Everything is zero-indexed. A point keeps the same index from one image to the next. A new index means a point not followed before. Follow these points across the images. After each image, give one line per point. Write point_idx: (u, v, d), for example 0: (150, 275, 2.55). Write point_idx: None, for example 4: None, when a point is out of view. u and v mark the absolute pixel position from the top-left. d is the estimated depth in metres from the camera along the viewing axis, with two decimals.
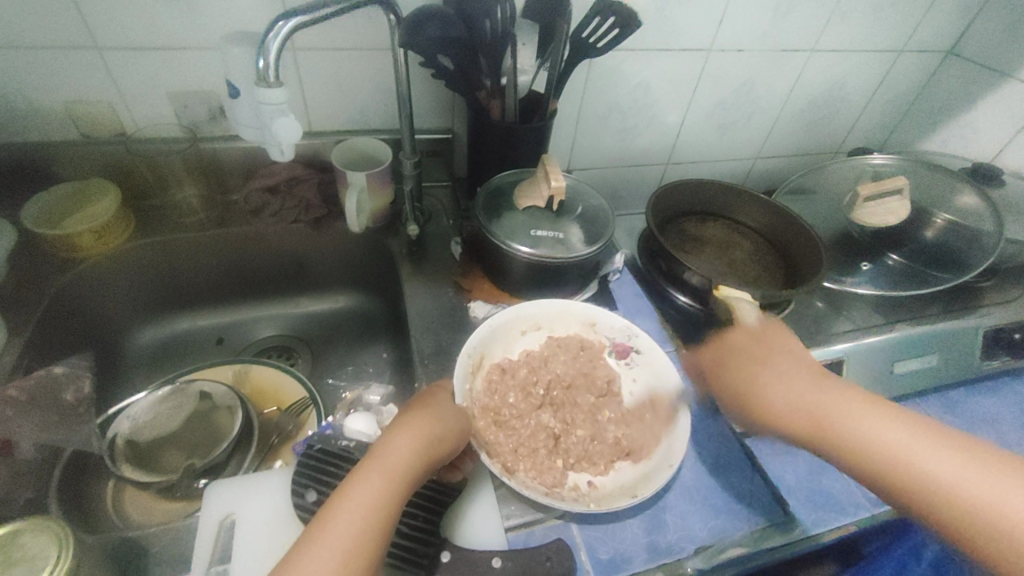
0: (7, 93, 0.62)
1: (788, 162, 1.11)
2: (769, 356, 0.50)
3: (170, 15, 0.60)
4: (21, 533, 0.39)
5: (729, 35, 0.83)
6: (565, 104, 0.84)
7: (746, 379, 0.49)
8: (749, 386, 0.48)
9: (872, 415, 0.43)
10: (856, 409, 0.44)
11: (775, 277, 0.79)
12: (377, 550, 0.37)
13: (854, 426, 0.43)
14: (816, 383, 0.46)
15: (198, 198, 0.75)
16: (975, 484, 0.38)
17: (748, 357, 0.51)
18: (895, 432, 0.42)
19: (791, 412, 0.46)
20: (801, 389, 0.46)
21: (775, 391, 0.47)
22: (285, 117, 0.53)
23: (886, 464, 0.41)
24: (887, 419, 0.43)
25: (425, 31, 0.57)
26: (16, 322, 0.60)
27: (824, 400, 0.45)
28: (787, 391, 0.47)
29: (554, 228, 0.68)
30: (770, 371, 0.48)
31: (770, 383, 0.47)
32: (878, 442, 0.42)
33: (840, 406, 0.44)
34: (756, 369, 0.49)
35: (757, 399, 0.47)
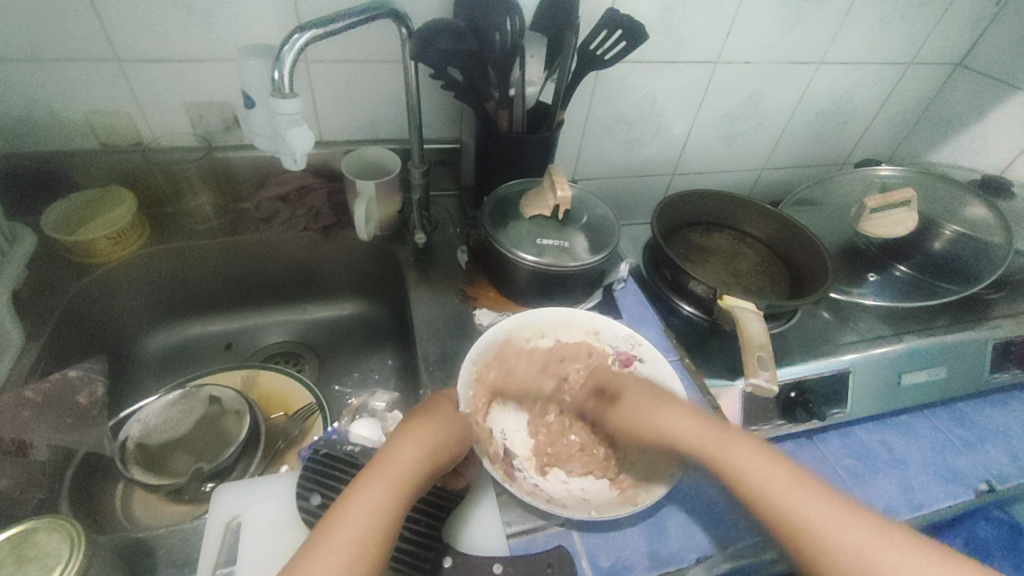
0: (31, 104, 0.64)
1: (795, 173, 1.11)
2: (660, 397, 0.55)
3: (189, 29, 0.62)
4: (37, 530, 0.40)
5: (734, 48, 0.84)
6: (571, 115, 0.85)
7: (641, 412, 0.54)
8: (646, 422, 0.53)
9: (740, 447, 0.48)
10: (732, 444, 0.49)
11: (781, 288, 0.79)
12: (382, 556, 0.37)
13: (728, 463, 0.48)
14: (704, 422, 0.51)
15: (210, 207, 0.76)
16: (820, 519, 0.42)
17: (644, 391, 0.56)
18: (757, 469, 0.46)
19: (681, 441, 0.51)
20: (690, 423, 0.51)
21: (664, 423, 0.52)
22: (298, 127, 0.54)
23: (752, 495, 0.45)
24: (755, 455, 0.47)
25: (437, 45, 0.58)
26: (32, 326, 0.61)
27: (780, 476, 0.45)
28: (679, 426, 0.52)
29: (559, 238, 0.68)
30: (663, 405, 0.54)
31: (658, 415, 0.53)
32: (744, 478, 0.46)
33: (718, 441, 0.49)
34: (653, 403, 0.54)
35: (646, 429, 0.53)
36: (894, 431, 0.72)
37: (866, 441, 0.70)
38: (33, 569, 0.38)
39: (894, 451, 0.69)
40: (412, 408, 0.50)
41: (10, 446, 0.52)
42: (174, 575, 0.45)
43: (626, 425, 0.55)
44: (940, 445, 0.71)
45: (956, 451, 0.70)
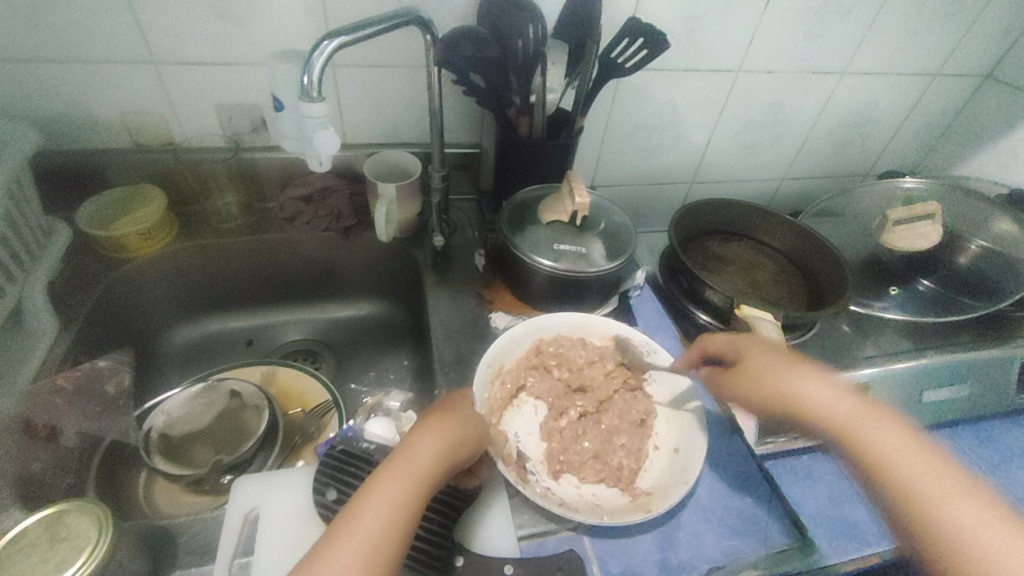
0: (71, 103, 0.67)
1: (815, 184, 1.10)
2: (798, 364, 0.51)
3: (222, 33, 0.64)
4: (67, 512, 0.41)
5: (757, 57, 0.83)
6: (591, 122, 0.86)
7: (774, 374, 0.51)
8: (775, 381, 0.50)
9: (885, 430, 0.45)
10: (875, 424, 0.45)
11: (799, 299, 0.79)
12: (400, 547, 0.38)
13: (868, 439, 0.44)
14: (847, 397, 0.48)
15: (237, 205, 0.78)
16: (978, 523, 0.38)
17: (774, 355, 0.52)
18: (899, 455, 0.43)
19: (812, 413, 0.48)
20: (828, 394, 0.48)
21: (799, 388, 0.49)
22: (325, 130, 0.56)
23: (894, 481, 0.42)
24: (901, 442, 0.43)
25: (461, 51, 0.59)
26: (65, 317, 0.64)
27: (911, 459, 0.42)
28: (814, 393, 0.49)
29: (576, 243, 0.69)
30: (799, 374, 0.50)
31: (795, 380, 0.50)
32: (885, 459, 0.43)
33: (857, 419, 0.46)
34: (784, 368, 0.51)
35: (778, 393, 0.50)
36: None
37: None
38: (62, 551, 0.39)
39: None
40: (432, 405, 0.51)
41: (42, 430, 0.54)
42: (193, 563, 0.46)
43: (747, 385, 0.52)
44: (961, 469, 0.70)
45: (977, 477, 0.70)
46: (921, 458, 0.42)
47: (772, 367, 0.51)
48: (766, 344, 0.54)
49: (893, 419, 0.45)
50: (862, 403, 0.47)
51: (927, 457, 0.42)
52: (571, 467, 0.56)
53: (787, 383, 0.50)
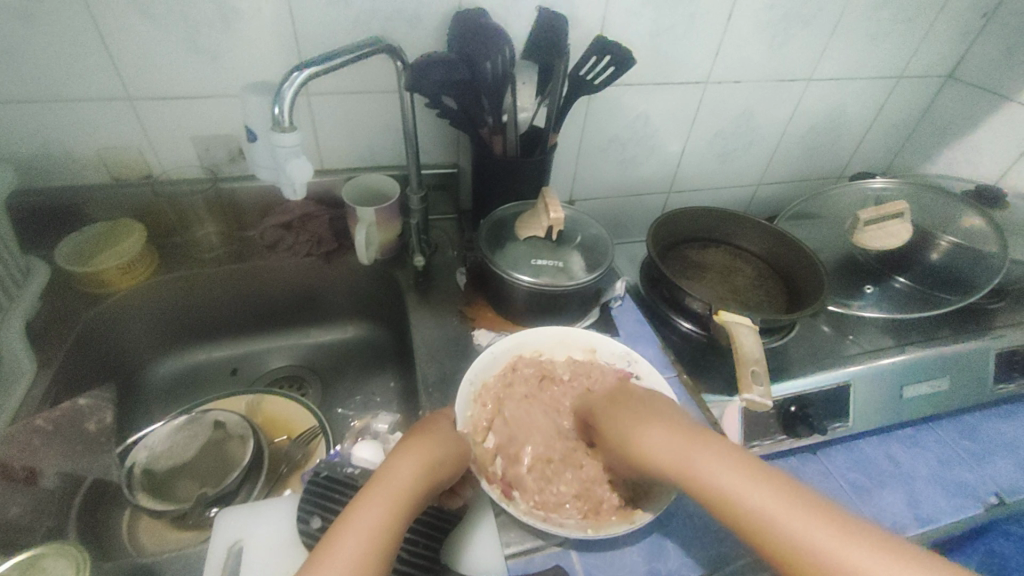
0: (46, 143, 0.67)
1: (791, 188, 1.12)
2: (648, 416, 0.53)
3: (197, 68, 0.65)
4: (44, 555, 0.41)
5: (723, 68, 0.86)
6: (566, 138, 0.88)
7: (630, 436, 0.51)
8: (628, 439, 0.51)
9: (722, 462, 0.45)
10: (704, 451, 0.46)
11: (778, 302, 0.80)
12: (381, 573, 0.38)
13: (700, 470, 0.45)
14: (673, 431, 0.49)
15: (217, 235, 0.80)
16: (781, 513, 0.40)
17: (627, 410, 0.55)
18: (746, 490, 0.42)
19: (660, 467, 0.48)
20: (666, 434, 0.49)
21: (647, 444, 0.50)
22: (297, 158, 0.56)
23: (735, 507, 0.42)
24: (738, 473, 0.43)
25: (430, 76, 0.60)
26: (44, 355, 0.63)
27: (747, 489, 0.42)
28: (658, 442, 0.49)
29: (554, 258, 0.70)
30: (648, 424, 0.52)
31: (645, 432, 0.51)
32: (720, 485, 0.44)
33: (690, 452, 0.47)
34: (640, 423, 0.52)
35: (636, 452, 0.50)
36: (899, 445, 0.72)
37: (870, 455, 0.70)
38: None
39: (899, 464, 0.69)
40: (411, 427, 0.51)
41: (20, 473, 0.53)
42: None
43: (610, 440, 0.53)
44: (947, 458, 0.70)
45: (965, 464, 0.70)
46: (744, 471, 0.43)
47: (617, 422, 0.54)
48: (619, 403, 0.56)
49: (715, 447, 0.46)
50: (698, 435, 0.48)
51: (751, 472, 0.43)
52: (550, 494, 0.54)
53: (634, 438, 0.51)
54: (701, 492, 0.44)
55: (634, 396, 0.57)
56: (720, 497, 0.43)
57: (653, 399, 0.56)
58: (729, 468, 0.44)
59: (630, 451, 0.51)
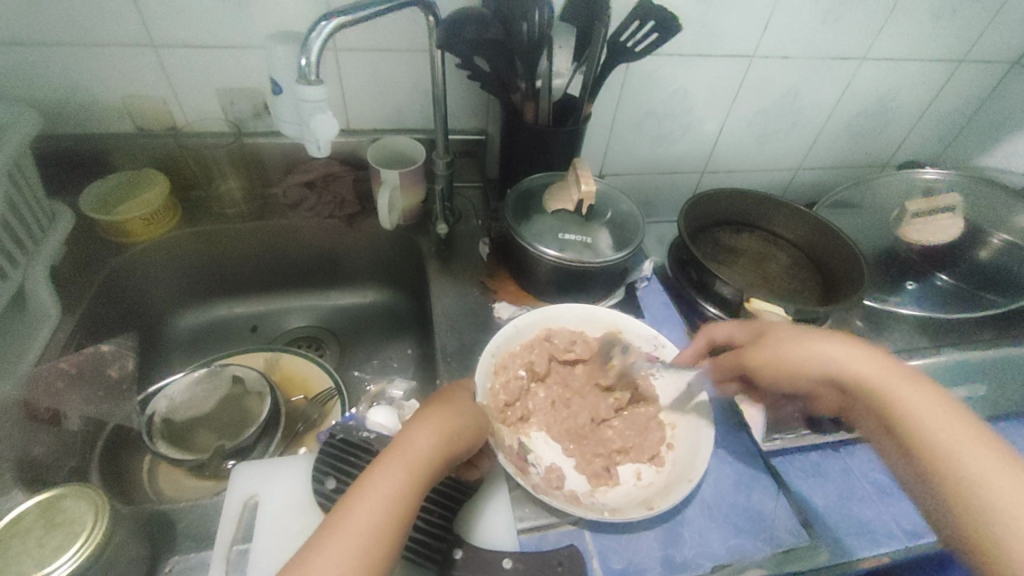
0: (72, 87, 0.66)
1: (832, 174, 1.06)
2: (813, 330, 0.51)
3: (223, 16, 0.63)
4: (63, 497, 0.41)
5: (772, 41, 0.80)
6: (600, 109, 0.84)
7: (802, 347, 0.49)
8: (782, 344, 0.51)
9: (900, 385, 0.44)
10: (877, 373, 0.46)
11: (811, 292, 0.76)
12: (395, 538, 0.37)
13: (833, 361, 0.48)
14: (848, 346, 0.48)
15: (239, 191, 0.78)
16: (921, 413, 0.42)
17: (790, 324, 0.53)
18: (884, 381, 0.45)
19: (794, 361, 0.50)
20: (842, 350, 0.48)
21: (787, 346, 0.50)
22: (323, 114, 0.54)
23: (907, 428, 0.42)
24: (885, 372, 0.45)
25: (464, 32, 0.58)
26: (70, 301, 0.64)
27: (879, 378, 0.46)
28: (830, 352, 0.48)
29: (582, 233, 0.67)
30: (813, 335, 0.50)
31: (805, 341, 0.49)
32: (913, 420, 0.42)
33: (820, 339, 0.49)
34: (798, 335, 0.51)
35: (809, 356, 0.49)
36: None
37: None
38: (59, 535, 0.39)
39: None
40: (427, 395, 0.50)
41: (44, 414, 0.54)
42: (193, 548, 0.47)
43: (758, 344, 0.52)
44: None
45: None
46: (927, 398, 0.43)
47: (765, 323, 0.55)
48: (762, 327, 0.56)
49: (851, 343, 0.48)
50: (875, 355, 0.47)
51: (901, 373, 0.45)
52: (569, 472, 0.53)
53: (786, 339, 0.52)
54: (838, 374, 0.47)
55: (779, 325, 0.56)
56: (865, 382, 0.46)
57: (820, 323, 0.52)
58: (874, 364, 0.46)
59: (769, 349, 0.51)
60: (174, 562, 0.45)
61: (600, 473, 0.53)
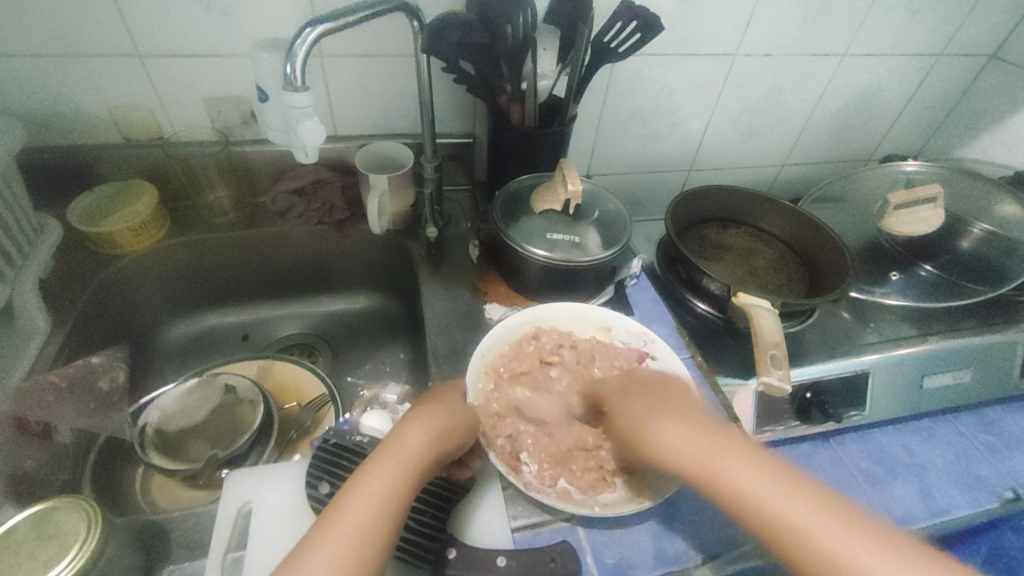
0: (57, 99, 0.66)
1: (816, 170, 1.08)
2: (664, 407, 0.48)
3: (209, 25, 0.64)
4: (55, 509, 0.41)
5: (754, 40, 0.82)
6: (586, 110, 0.85)
7: (645, 428, 0.46)
8: (642, 427, 0.47)
9: (749, 467, 0.39)
10: (726, 456, 0.40)
11: (798, 286, 0.77)
12: (391, 532, 0.38)
13: (672, 450, 0.43)
14: (678, 424, 0.45)
15: (228, 200, 0.78)
16: (764, 490, 0.38)
17: (641, 401, 0.50)
18: (720, 460, 0.40)
19: (653, 449, 0.45)
20: (690, 443, 0.43)
21: (654, 430, 0.45)
22: (310, 121, 0.55)
23: (753, 514, 0.38)
24: (738, 453, 0.40)
25: (448, 38, 0.58)
26: (58, 313, 0.63)
27: (704, 456, 0.41)
28: (672, 437, 0.44)
29: (571, 233, 0.68)
30: (661, 418, 0.46)
31: (660, 427, 0.45)
32: (764, 508, 0.37)
33: (652, 419, 0.46)
34: (650, 414, 0.47)
35: (650, 443, 0.45)
36: (917, 436, 0.69)
37: (887, 446, 0.68)
38: (53, 546, 0.39)
39: (915, 456, 0.67)
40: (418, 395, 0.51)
41: (36, 428, 0.54)
42: (187, 557, 0.46)
43: (626, 422, 0.49)
44: (964, 450, 0.68)
45: (981, 458, 0.68)
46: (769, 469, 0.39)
47: (631, 403, 0.50)
48: (646, 381, 0.53)
49: (682, 415, 0.46)
50: (712, 432, 0.43)
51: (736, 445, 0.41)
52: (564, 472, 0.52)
53: (651, 426, 0.46)
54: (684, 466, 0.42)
55: (649, 377, 0.54)
56: (717, 474, 0.40)
57: (672, 390, 0.51)
58: (712, 440, 0.42)
59: (642, 441, 0.46)
60: (168, 571, 0.45)
61: (596, 483, 0.51)
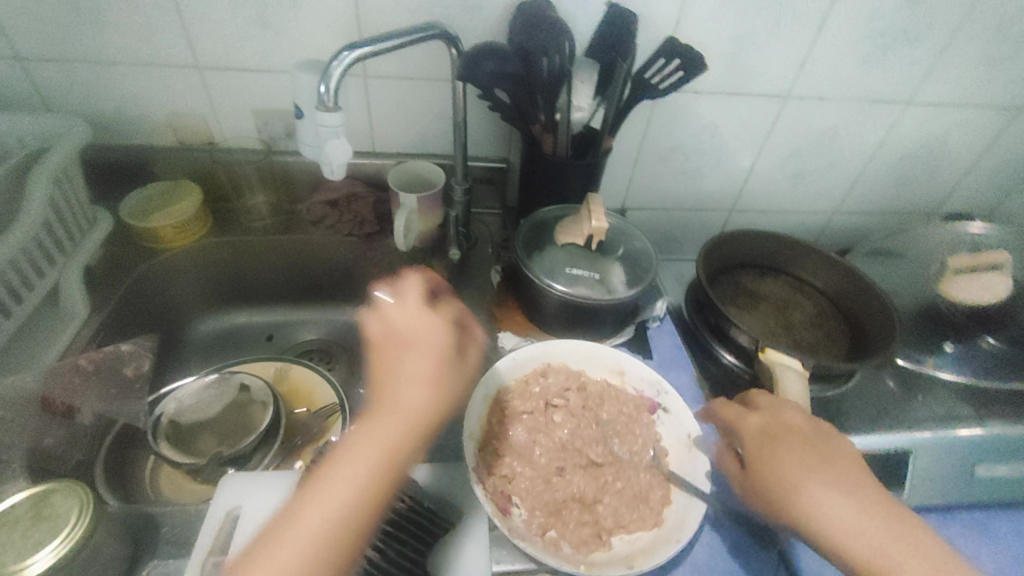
0: (125, 104, 0.72)
1: (871, 221, 1.01)
2: (820, 466, 0.48)
3: (262, 43, 0.68)
4: (53, 493, 0.43)
5: (807, 82, 0.78)
6: (624, 143, 0.83)
7: (793, 494, 0.47)
8: (795, 485, 0.47)
9: (912, 556, 0.43)
10: (890, 544, 0.44)
11: (838, 347, 0.72)
12: (361, 512, 0.41)
13: (826, 523, 0.46)
14: (839, 497, 0.46)
15: (266, 206, 0.81)
16: None
17: (796, 451, 0.49)
18: (884, 546, 0.44)
19: (805, 516, 0.46)
20: (858, 522, 0.45)
21: (809, 495, 0.47)
22: (336, 139, 0.56)
23: None
24: (900, 542, 0.44)
25: (482, 67, 0.59)
26: (99, 300, 0.68)
27: (863, 537, 0.44)
28: (829, 511, 0.46)
29: (591, 268, 0.66)
30: (816, 480, 0.47)
31: (820, 495, 0.46)
32: None
33: (803, 487, 0.47)
34: (805, 473, 0.48)
35: (798, 509, 0.47)
36: (970, 531, 0.62)
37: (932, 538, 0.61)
38: (43, 528, 0.41)
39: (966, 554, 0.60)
40: (408, 340, 0.51)
41: (60, 407, 0.58)
42: (171, 554, 0.47)
43: (770, 479, 0.49)
44: None
45: None
46: (929, 565, 0.42)
47: (782, 455, 0.49)
48: (790, 424, 0.51)
49: (838, 482, 0.47)
50: (878, 514, 0.45)
51: (896, 531, 0.44)
52: (555, 522, 0.50)
53: (807, 491, 0.47)
54: (836, 542, 0.45)
55: (798, 423, 0.51)
56: (877, 559, 0.43)
57: (815, 437, 0.50)
58: (875, 522, 0.45)
59: (790, 503, 0.47)
60: (151, 566, 0.46)
61: (589, 540, 0.49)
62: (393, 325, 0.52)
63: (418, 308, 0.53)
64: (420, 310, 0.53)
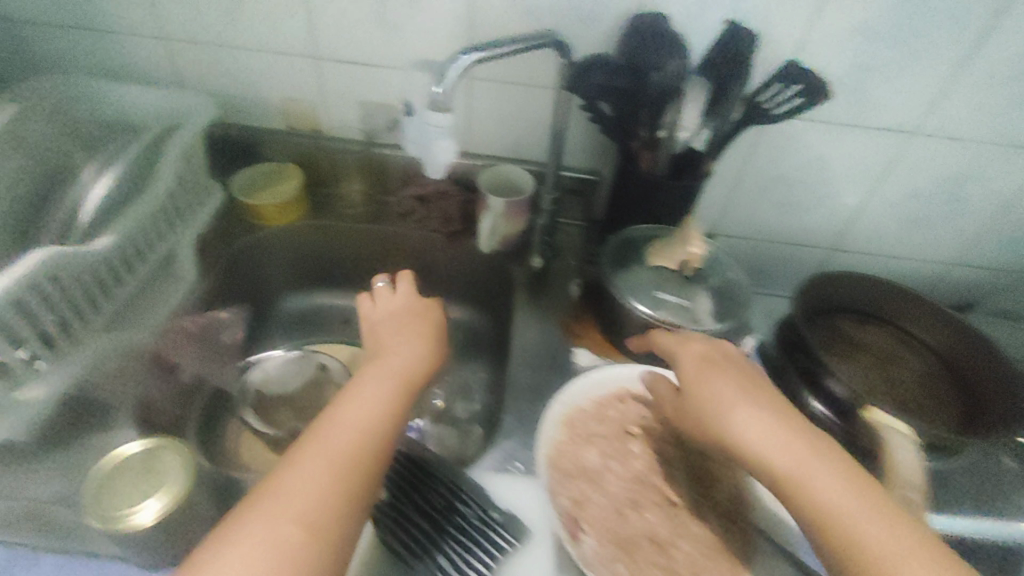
0: (248, 88, 0.77)
1: (1000, 278, 0.89)
2: (746, 390, 0.45)
3: (379, 39, 0.70)
4: (163, 448, 0.47)
5: (941, 118, 0.71)
6: (725, 166, 0.79)
7: (719, 415, 0.44)
8: (724, 407, 0.44)
9: (829, 474, 0.39)
10: (819, 467, 0.40)
11: (948, 415, 0.65)
12: (384, 428, 0.45)
13: (753, 446, 0.41)
14: (743, 412, 0.43)
15: (359, 194, 0.84)
16: (827, 499, 0.38)
17: (728, 377, 0.46)
18: (781, 454, 0.41)
19: (736, 437, 0.42)
20: (771, 441, 0.41)
21: (731, 414, 0.43)
22: (444, 140, 0.57)
23: (835, 526, 0.37)
24: (787, 446, 0.41)
25: (591, 78, 0.61)
26: (204, 268, 0.73)
27: (787, 457, 0.40)
28: (754, 431, 0.42)
29: (681, 295, 0.63)
30: (747, 404, 0.44)
31: (735, 413, 0.43)
32: (844, 522, 0.37)
33: (732, 407, 0.43)
34: (719, 391, 0.45)
35: (728, 431, 0.43)
36: None
37: None
38: (152, 481, 0.45)
39: None
40: (405, 311, 0.62)
41: (166, 363, 0.63)
42: None
43: (703, 403, 0.45)
44: None
45: None
46: (831, 477, 0.39)
47: (712, 380, 0.46)
48: (719, 354, 0.49)
49: (746, 400, 0.44)
50: (782, 427, 0.42)
51: (790, 439, 0.41)
52: (625, 558, 0.47)
53: (734, 412, 0.43)
54: (766, 464, 0.41)
55: (734, 357, 0.49)
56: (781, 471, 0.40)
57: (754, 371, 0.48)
58: (762, 432, 0.42)
59: (717, 425, 0.43)
60: None
61: None
62: (385, 305, 0.63)
63: (405, 290, 0.65)
64: (406, 294, 0.65)
